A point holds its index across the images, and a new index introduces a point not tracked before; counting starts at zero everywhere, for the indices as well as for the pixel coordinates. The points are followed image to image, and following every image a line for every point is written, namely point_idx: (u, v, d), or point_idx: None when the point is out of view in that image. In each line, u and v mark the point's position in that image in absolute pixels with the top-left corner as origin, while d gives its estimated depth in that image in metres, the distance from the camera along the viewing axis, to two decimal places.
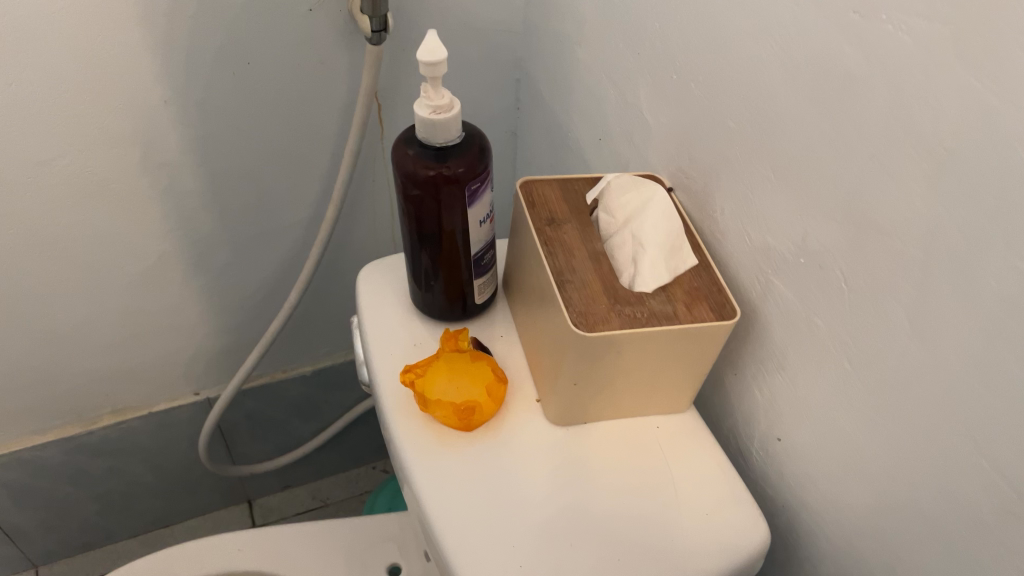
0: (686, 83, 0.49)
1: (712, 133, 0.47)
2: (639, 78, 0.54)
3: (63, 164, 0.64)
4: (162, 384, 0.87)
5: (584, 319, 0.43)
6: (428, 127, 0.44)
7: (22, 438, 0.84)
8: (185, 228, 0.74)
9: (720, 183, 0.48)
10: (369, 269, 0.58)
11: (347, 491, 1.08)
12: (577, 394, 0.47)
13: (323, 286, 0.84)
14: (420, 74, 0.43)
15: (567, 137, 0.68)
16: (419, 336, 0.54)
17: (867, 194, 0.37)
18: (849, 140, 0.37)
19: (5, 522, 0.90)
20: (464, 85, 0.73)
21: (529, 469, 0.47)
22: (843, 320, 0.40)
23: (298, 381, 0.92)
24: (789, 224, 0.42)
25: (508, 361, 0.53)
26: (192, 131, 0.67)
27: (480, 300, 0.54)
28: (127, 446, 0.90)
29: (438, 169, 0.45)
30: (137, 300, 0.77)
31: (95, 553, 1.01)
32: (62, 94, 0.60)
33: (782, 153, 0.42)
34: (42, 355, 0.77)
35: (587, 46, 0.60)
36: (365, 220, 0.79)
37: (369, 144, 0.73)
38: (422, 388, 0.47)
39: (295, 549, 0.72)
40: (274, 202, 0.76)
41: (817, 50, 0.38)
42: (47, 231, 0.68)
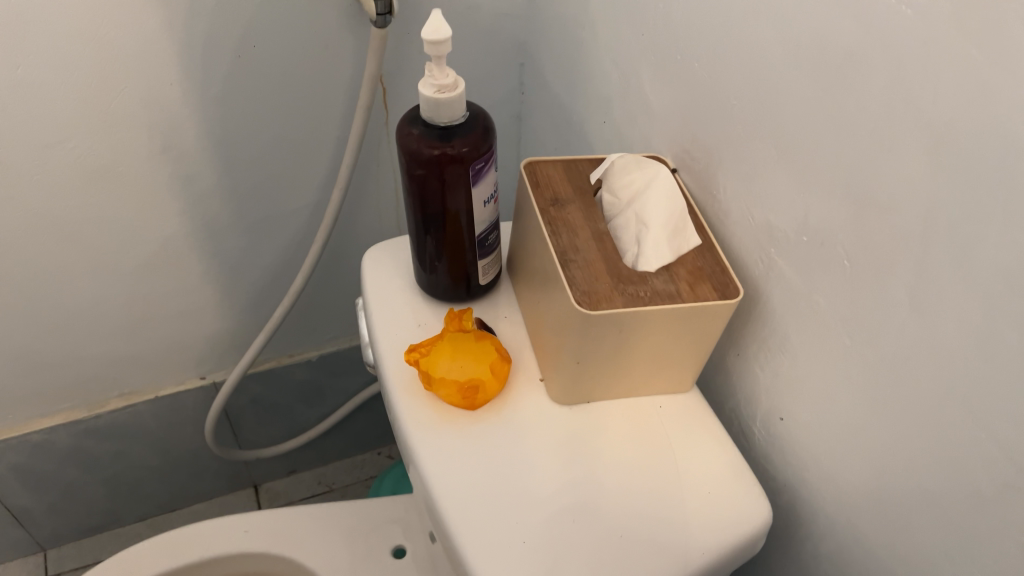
0: (690, 63, 0.49)
1: (716, 113, 0.47)
2: (644, 60, 0.54)
3: (70, 147, 0.64)
4: (169, 369, 0.88)
5: (587, 298, 0.43)
6: (433, 106, 0.44)
7: (30, 421, 0.84)
8: (191, 213, 0.74)
9: (724, 164, 0.48)
10: (374, 251, 0.59)
11: (352, 476, 1.09)
12: (580, 373, 0.47)
13: (328, 271, 0.84)
14: (425, 53, 0.43)
15: (572, 120, 0.68)
16: (424, 316, 0.54)
17: (868, 170, 0.37)
18: (851, 116, 0.37)
19: (14, 504, 0.91)
20: (469, 69, 0.73)
21: (533, 447, 0.47)
22: (845, 297, 0.40)
23: (303, 366, 0.92)
24: (792, 203, 0.43)
25: (513, 342, 0.53)
26: (197, 116, 0.67)
27: (484, 281, 0.54)
28: (134, 430, 0.90)
29: (442, 149, 0.45)
30: (144, 284, 0.78)
31: (103, 536, 1.01)
32: (70, 77, 0.60)
33: (784, 132, 0.42)
34: (50, 338, 0.78)
35: (591, 28, 0.60)
36: (370, 204, 0.80)
37: (374, 128, 0.73)
38: (427, 367, 0.48)
39: (301, 531, 0.73)
40: (280, 186, 0.76)
41: (819, 27, 0.38)
42: (54, 214, 0.68)
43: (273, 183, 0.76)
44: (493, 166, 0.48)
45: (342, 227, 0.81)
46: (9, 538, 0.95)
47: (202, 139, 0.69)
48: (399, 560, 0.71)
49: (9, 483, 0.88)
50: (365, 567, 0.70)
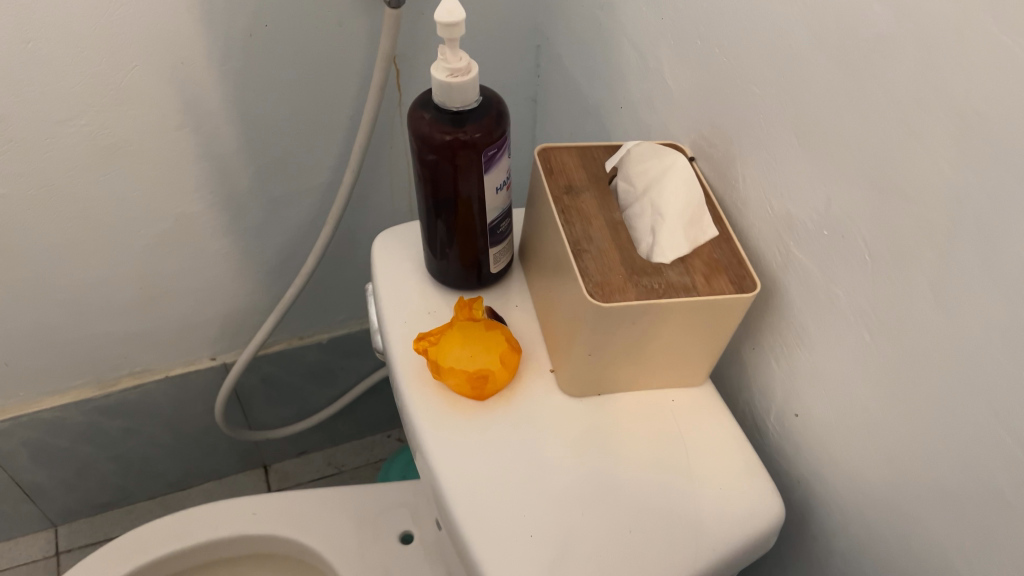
0: (710, 48, 0.48)
1: (736, 100, 0.46)
2: (664, 44, 0.53)
3: (80, 124, 0.64)
4: (180, 348, 0.87)
5: (601, 290, 0.42)
6: (446, 90, 0.43)
7: (42, 398, 0.84)
8: (201, 192, 0.73)
9: (743, 152, 0.47)
10: (385, 236, 0.58)
11: (362, 458, 1.08)
12: (592, 364, 0.46)
13: (339, 253, 0.84)
14: (437, 35, 0.42)
15: (589, 103, 0.66)
16: (434, 303, 0.53)
17: (893, 161, 0.36)
18: (877, 105, 0.36)
19: (25, 480, 0.91)
20: (483, 50, 0.72)
21: (542, 439, 0.47)
22: (865, 292, 0.39)
23: (314, 348, 0.92)
24: (813, 194, 0.41)
25: (524, 330, 0.52)
26: (208, 95, 0.66)
27: (496, 269, 0.53)
28: (145, 409, 0.90)
29: (454, 134, 0.44)
30: (154, 263, 0.77)
31: (114, 514, 1.02)
32: (80, 53, 0.59)
33: (806, 120, 0.41)
34: (62, 316, 0.78)
35: (610, 11, 0.59)
36: (382, 186, 0.79)
37: (387, 108, 0.72)
38: (436, 356, 0.47)
39: (310, 514, 0.72)
40: (291, 167, 0.75)
41: (846, 12, 0.36)
42: (65, 191, 0.68)
43: (285, 164, 0.75)
44: (506, 152, 0.47)
45: (353, 209, 0.80)
46: (21, 513, 0.95)
47: (213, 118, 0.68)
48: (407, 546, 0.70)
49: (20, 459, 0.88)
50: (373, 551, 0.70)
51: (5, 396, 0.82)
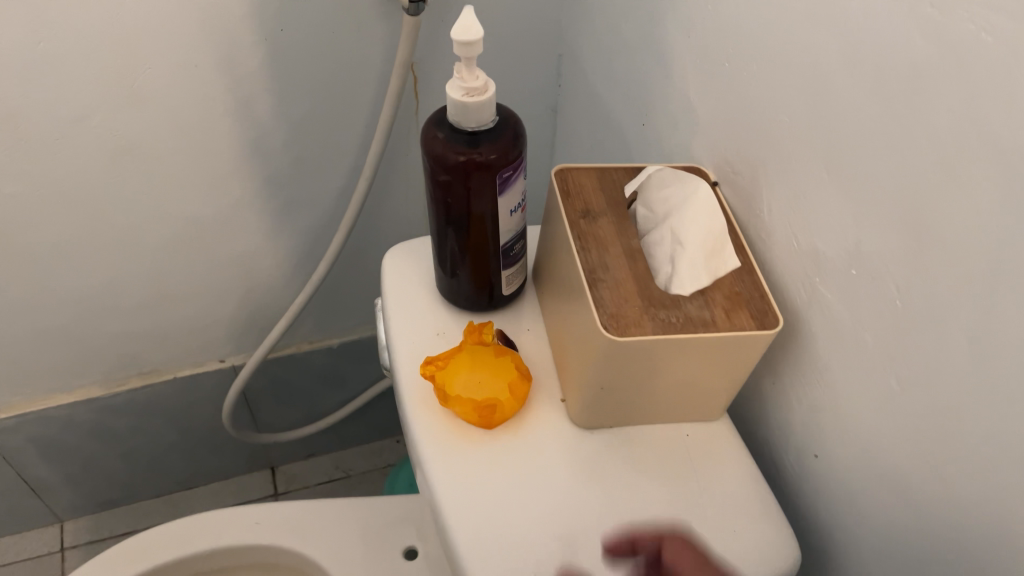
0: (739, 71, 0.46)
1: (763, 127, 0.44)
2: (689, 63, 0.51)
3: (91, 124, 0.62)
4: (189, 350, 0.86)
5: (615, 322, 0.41)
6: (461, 110, 0.42)
7: (49, 395, 0.84)
8: (214, 194, 0.72)
9: (770, 180, 0.45)
10: (396, 253, 0.56)
11: (370, 463, 1.07)
12: (604, 397, 0.45)
13: (353, 259, 0.82)
14: (453, 53, 0.40)
15: (610, 117, 0.64)
16: (443, 324, 0.52)
17: (930, 205, 0.34)
18: (914, 144, 0.34)
19: (31, 476, 0.91)
20: (503, 59, 0.70)
21: (550, 471, 0.45)
22: (895, 337, 0.37)
23: (324, 352, 0.90)
24: (842, 230, 0.39)
25: (535, 357, 0.50)
26: (222, 97, 0.65)
27: (508, 291, 0.51)
28: (152, 409, 0.89)
29: (469, 155, 0.43)
30: (165, 265, 0.76)
31: (120, 511, 1.01)
32: (92, 53, 0.58)
33: (837, 153, 0.39)
34: (71, 315, 0.77)
35: (635, 25, 0.57)
36: (397, 193, 0.77)
37: (403, 116, 0.70)
38: (443, 383, 0.45)
39: (313, 525, 0.71)
40: (305, 172, 0.74)
41: (885, 44, 0.34)
42: (75, 191, 0.67)
43: (299, 168, 0.73)
44: (522, 173, 0.45)
45: (367, 215, 0.78)
46: (26, 508, 0.95)
47: (225, 122, 0.66)
48: (411, 562, 0.69)
49: (27, 454, 0.88)
50: (376, 566, 0.69)
51: (13, 393, 0.82)
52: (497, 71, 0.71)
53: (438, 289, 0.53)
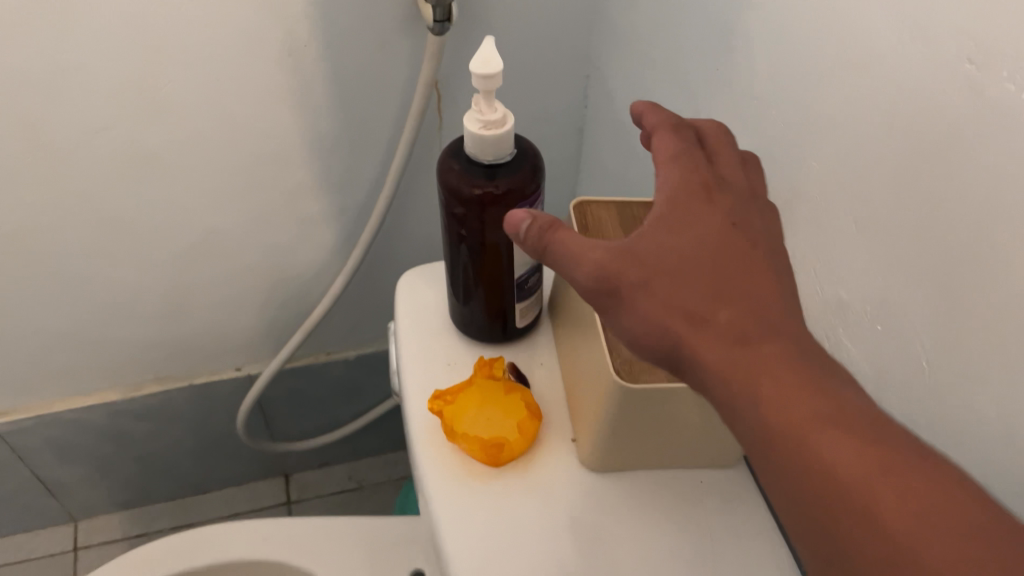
0: (768, 110, 0.44)
1: (792, 169, 0.43)
2: (719, 96, 0.50)
3: (113, 135, 0.62)
4: (206, 357, 0.86)
5: (627, 368, 0.41)
6: (478, 143, 0.41)
7: (66, 398, 0.84)
8: (234, 205, 0.72)
9: (796, 223, 0.43)
10: (411, 277, 0.56)
11: (384, 475, 1.06)
12: (615, 441, 0.43)
13: (371, 272, 0.82)
14: (472, 85, 0.39)
15: (637, 142, 0.63)
16: (455, 355, 0.51)
17: (960, 268, 0.32)
18: (946, 204, 0.32)
19: (47, 475, 0.91)
20: (529, 79, 0.69)
21: (557, 515, 0.43)
22: (919, 401, 0.36)
23: (340, 364, 0.90)
24: (868, 284, 0.38)
25: (547, 392, 0.49)
26: (244, 111, 0.64)
27: (522, 323, 0.50)
28: (168, 414, 0.89)
29: (486, 189, 0.41)
30: (183, 273, 0.76)
31: (133, 512, 1.01)
32: (115, 65, 0.58)
33: (866, 204, 0.37)
34: (89, 319, 0.77)
35: (665, 52, 0.56)
36: (418, 209, 0.76)
37: (426, 134, 0.69)
38: (450, 419, 0.44)
39: (320, 543, 0.71)
40: (327, 185, 0.73)
41: (919, 96, 0.33)
42: (95, 199, 0.67)
43: (320, 182, 0.73)
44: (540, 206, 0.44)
45: (387, 231, 0.78)
46: (41, 506, 0.95)
47: (246, 135, 0.66)
48: None
49: (43, 454, 0.88)
50: None
51: (31, 394, 0.82)
52: (523, 90, 0.70)
53: (452, 319, 0.52)
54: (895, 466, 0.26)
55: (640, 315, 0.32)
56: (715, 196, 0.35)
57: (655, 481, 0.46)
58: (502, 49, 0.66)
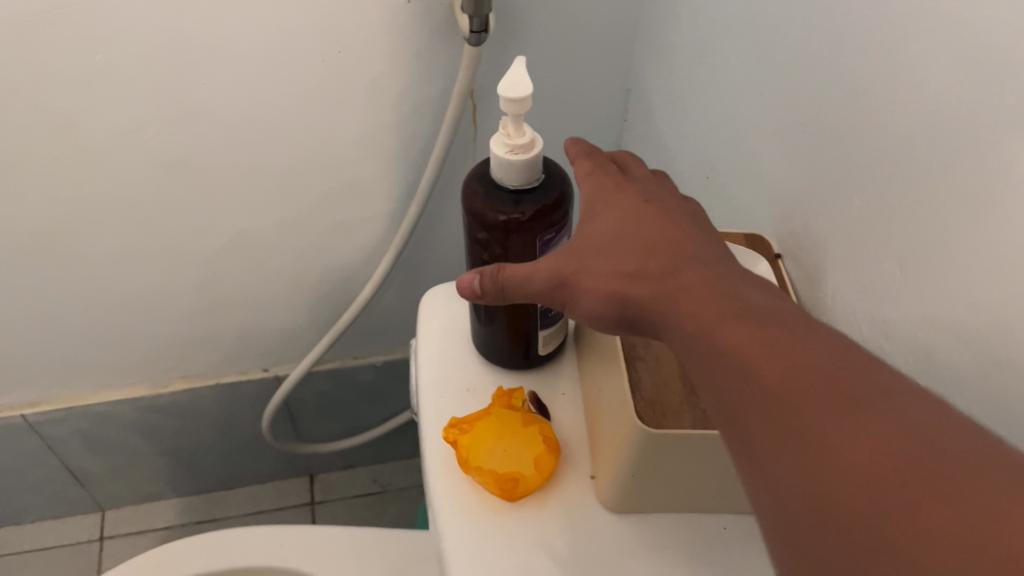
0: (814, 141, 0.42)
1: (837, 206, 0.40)
2: (762, 123, 0.47)
3: (145, 136, 0.62)
4: (234, 357, 0.86)
5: (651, 411, 0.39)
6: (505, 167, 0.39)
7: (96, 391, 0.85)
8: (264, 209, 0.71)
9: (838, 264, 0.41)
10: (435, 295, 0.54)
11: (409, 479, 1.05)
12: (635, 485, 0.41)
13: (401, 280, 0.80)
14: (501, 109, 0.38)
15: (676, 163, 0.61)
16: (475, 381, 0.49)
17: (1015, 331, 0.30)
18: (1004, 259, 0.30)
19: (76, 465, 0.92)
20: (568, 91, 0.67)
21: (571, 559, 0.42)
22: None
23: (368, 369, 0.89)
24: (913, 336, 0.35)
25: (567, 425, 0.48)
26: (276, 115, 0.63)
27: (545, 350, 0.48)
28: (195, 411, 0.89)
29: (511, 216, 0.40)
30: (213, 273, 0.76)
31: (160, 504, 1.02)
32: (148, 67, 0.57)
33: (916, 251, 0.35)
34: (119, 315, 0.77)
35: (709, 70, 0.53)
36: (450, 218, 0.75)
37: (460, 143, 0.68)
38: (465, 450, 0.43)
39: (338, 553, 0.70)
40: (358, 193, 0.72)
41: (980, 142, 0.30)
42: (127, 199, 0.66)
43: (351, 189, 0.71)
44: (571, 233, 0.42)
45: (418, 238, 0.76)
46: (70, 494, 0.96)
47: (278, 139, 0.65)
48: None
49: (72, 445, 0.89)
50: None
51: (61, 386, 0.83)
52: (562, 103, 0.68)
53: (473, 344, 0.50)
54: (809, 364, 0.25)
55: (583, 294, 0.35)
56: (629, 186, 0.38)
57: (676, 526, 0.43)
58: (541, 62, 0.64)
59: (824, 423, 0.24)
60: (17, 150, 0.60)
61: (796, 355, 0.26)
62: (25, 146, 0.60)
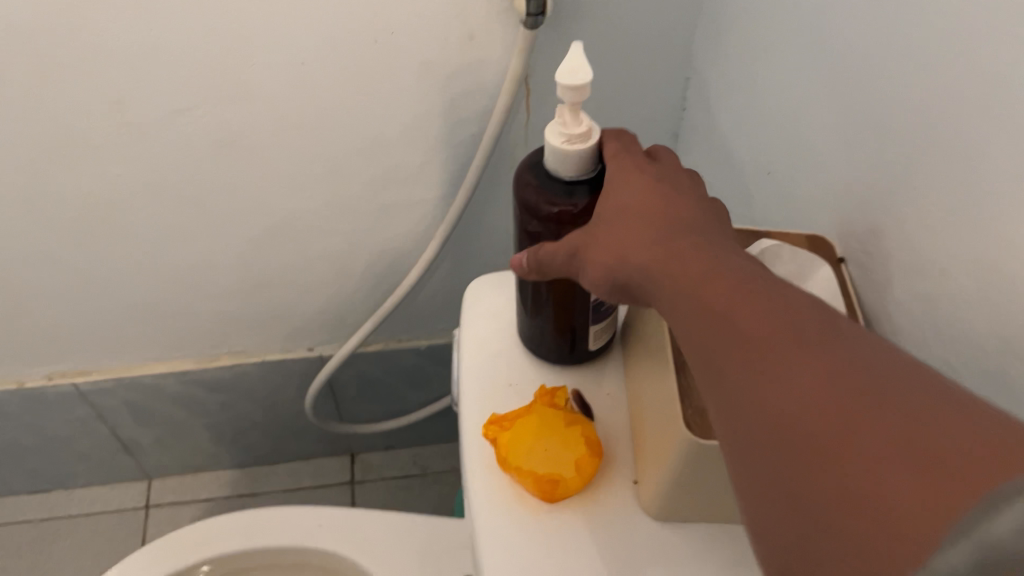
0: (885, 141, 0.39)
1: (908, 208, 0.38)
2: (830, 119, 0.45)
3: (196, 114, 0.62)
4: (279, 336, 0.86)
5: (699, 421, 0.37)
6: (559, 157, 0.38)
7: (144, 363, 0.86)
8: (312, 189, 0.70)
9: (907, 272, 0.38)
10: (479, 285, 0.53)
11: (449, 463, 1.05)
12: (679, 493, 0.40)
13: (447, 265, 0.79)
14: (559, 97, 0.36)
15: (736, 156, 0.58)
16: (517, 374, 0.48)
17: None
18: None
19: (123, 434, 0.94)
20: (625, 78, 0.65)
21: (609, 564, 0.40)
22: None
23: (412, 352, 0.88)
24: (991, 352, 0.33)
25: (612, 425, 0.46)
26: (326, 96, 0.62)
27: (593, 346, 0.47)
28: (239, 387, 0.90)
29: (567, 209, 0.38)
30: (261, 252, 0.76)
31: (203, 476, 1.03)
32: (199, 45, 0.57)
33: (997, 266, 0.32)
34: (167, 290, 0.78)
35: (773, 61, 0.51)
36: (500, 204, 0.73)
37: (512, 129, 0.66)
38: (505, 451, 0.42)
39: (374, 535, 0.70)
40: (406, 177, 0.71)
41: None
42: (176, 175, 0.66)
43: (400, 173, 0.70)
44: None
45: (466, 223, 0.75)
46: (117, 462, 0.98)
47: (327, 120, 0.64)
48: None
49: (121, 415, 0.91)
50: None
51: (110, 356, 0.84)
52: (617, 90, 0.66)
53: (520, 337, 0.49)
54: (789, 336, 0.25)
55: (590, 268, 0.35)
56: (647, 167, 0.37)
57: (722, 536, 0.42)
58: (596, 49, 0.62)
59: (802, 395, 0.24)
60: (70, 124, 0.61)
61: (775, 321, 0.26)
62: (77, 120, 0.61)
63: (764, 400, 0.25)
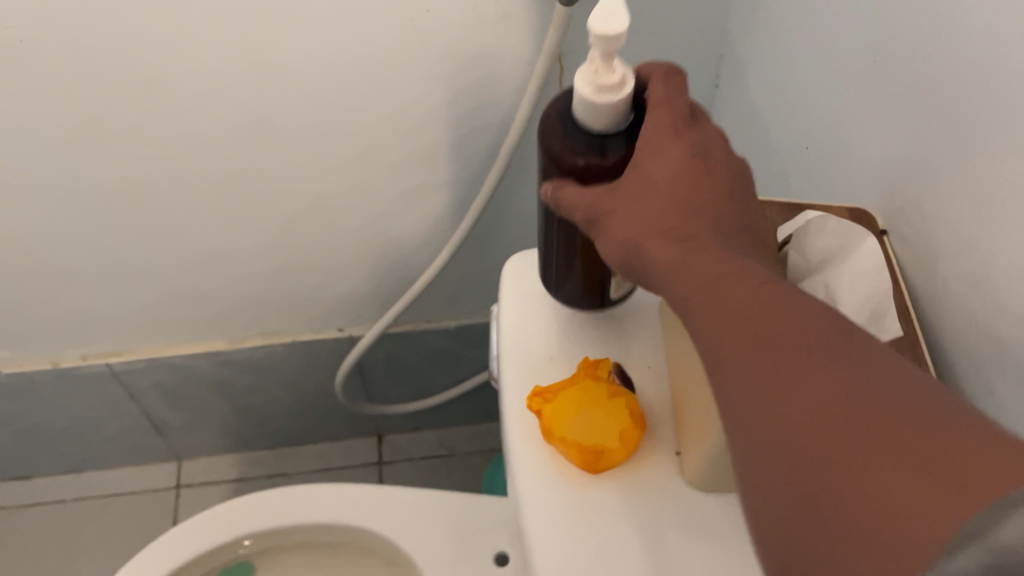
0: (938, 112, 0.39)
1: (962, 178, 0.38)
2: (873, 92, 0.44)
3: (231, 95, 0.62)
4: (309, 317, 0.86)
5: None
6: (587, 107, 0.37)
7: (176, 345, 0.86)
8: (343, 170, 0.71)
9: (961, 243, 0.38)
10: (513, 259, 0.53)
11: (475, 444, 1.05)
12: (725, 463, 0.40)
13: (477, 245, 0.80)
14: (590, 44, 0.36)
15: (771, 134, 0.58)
16: (557, 348, 0.48)
17: None
18: None
19: (155, 416, 0.95)
20: (659, 56, 0.64)
21: (653, 533, 0.42)
22: None
23: (440, 333, 0.89)
24: None
25: (652, 396, 0.46)
26: (359, 77, 0.63)
27: (616, 293, 0.47)
28: (269, 369, 0.91)
29: (591, 163, 0.38)
30: (293, 233, 0.76)
31: (232, 458, 1.04)
32: (236, 26, 0.57)
33: None
34: (200, 271, 0.78)
35: (813, 35, 0.50)
36: (530, 185, 0.74)
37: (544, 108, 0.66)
38: (550, 420, 0.43)
39: (407, 512, 0.71)
40: (437, 156, 0.71)
41: None
42: (211, 155, 0.67)
43: (431, 153, 0.71)
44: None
45: (496, 204, 0.75)
46: (148, 444, 0.99)
47: (361, 101, 0.65)
48: (499, 570, 0.67)
49: (151, 396, 0.91)
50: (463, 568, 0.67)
51: (143, 338, 0.85)
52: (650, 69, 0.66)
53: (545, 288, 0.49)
54: (792, 344, 0.26)
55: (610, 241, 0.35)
56: (680, 132, 0.36)
57: None
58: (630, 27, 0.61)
59: (799, 407, 0.25)
60: (106, 105, 0.61)
61: (781, 326, 0.27)
62: (113, 101, 0.61)
63: (766, 405, 0.26)
